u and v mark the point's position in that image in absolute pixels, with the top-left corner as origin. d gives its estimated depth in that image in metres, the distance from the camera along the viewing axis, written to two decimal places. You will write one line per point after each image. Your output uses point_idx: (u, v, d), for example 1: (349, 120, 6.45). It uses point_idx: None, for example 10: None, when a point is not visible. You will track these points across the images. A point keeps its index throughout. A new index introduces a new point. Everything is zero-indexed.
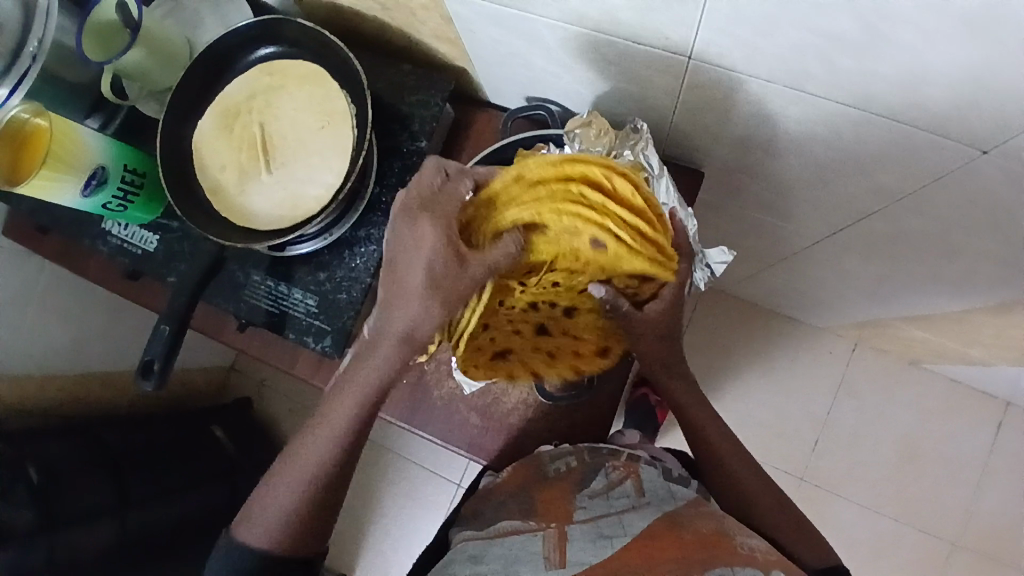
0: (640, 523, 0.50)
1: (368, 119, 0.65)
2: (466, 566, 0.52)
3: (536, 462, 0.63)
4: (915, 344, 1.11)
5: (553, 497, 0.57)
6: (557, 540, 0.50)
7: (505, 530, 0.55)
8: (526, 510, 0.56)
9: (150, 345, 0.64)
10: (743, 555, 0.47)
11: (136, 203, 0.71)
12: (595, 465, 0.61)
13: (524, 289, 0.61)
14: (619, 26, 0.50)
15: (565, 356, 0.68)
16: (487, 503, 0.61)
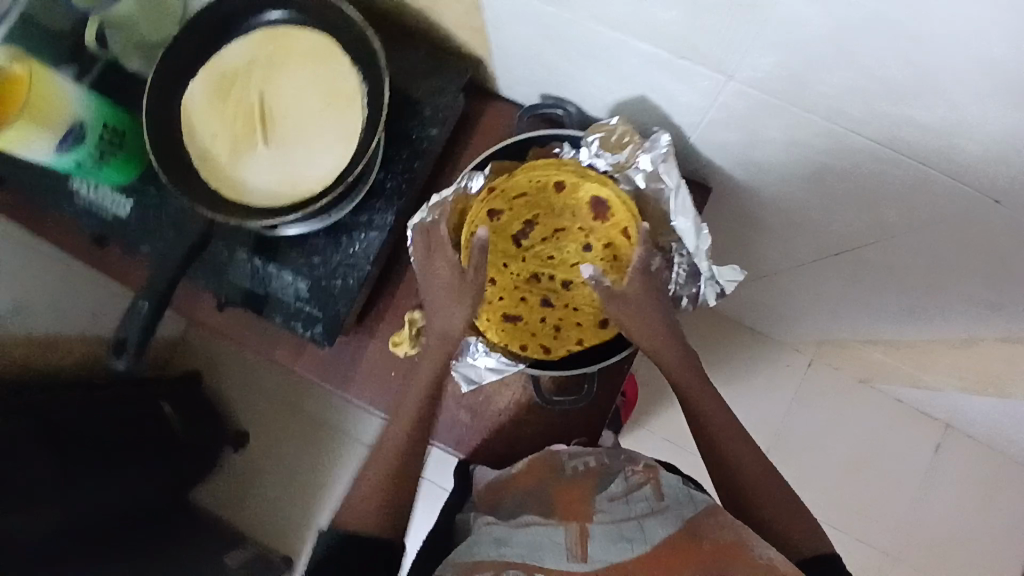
0: (659, 531, 0.53)
1: (384, 100, 0.62)
2: (489, 548, 0.55)
3: (553, 459, 0.65)
4: (872, 365, 1.15)
5: (575, 493, 0.59)
6: (579, 536, 0.53)
7: (527, 521, 0.57)
8: (547, 504, 0.59)
9: (126, 320, 0.62)
10: (754, 561, 0.49)
11: (111, 165, 0.66)
12: (614, 469, 0.62)
13: (520, 256, 0.68)
14: (664, 37, 0.50)
15: (571, 330, 0.67)
16: (506, 497, 0.63)
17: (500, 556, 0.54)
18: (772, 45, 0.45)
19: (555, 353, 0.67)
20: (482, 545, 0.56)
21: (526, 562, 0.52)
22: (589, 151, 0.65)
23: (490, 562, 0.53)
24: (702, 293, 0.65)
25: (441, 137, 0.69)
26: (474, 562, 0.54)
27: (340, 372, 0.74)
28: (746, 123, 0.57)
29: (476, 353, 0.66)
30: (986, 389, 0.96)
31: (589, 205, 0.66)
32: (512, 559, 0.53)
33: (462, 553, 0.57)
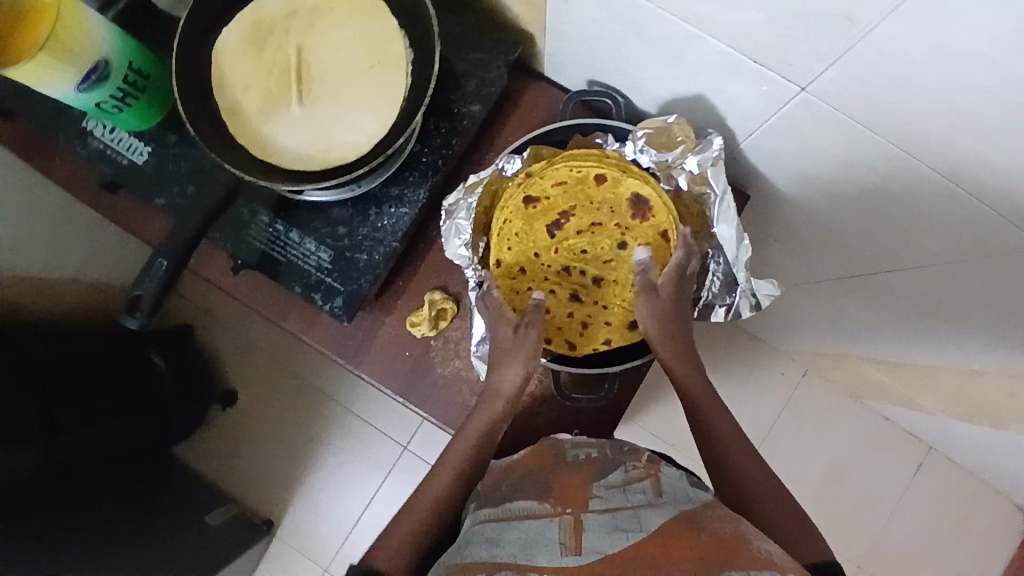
0: (656, 519, 0.43)
1: (433, 71, 0.60)
2: (480, 548, 0.44)
3: (555, 448, 0.57)
4: (866, 383, 1.16)
5: (571, 481, 0.50)
6: (573, 528, 0.43)
7: (519, 511, 0.47)
8: (541, 491, 0.49)
9: (142, 279, 0.61)
10: (763, 559, 0.39)
11: (131, 109, 0.63)
12: (615, 462, 0.53)
13: (553, 246, 0.65)
14: (741, 34, 0.48)
15: (599, 328, 0.66)
16: (504, 480, 0.55)
17: (491, 555, 0.42)
18: (863, 60, 0.44)
19: (580, 351, 0.66)
20: (474, 545, 0.45)
21: (519, 561, 0.41)
22: (634, 146, 0.63)
23: (481, 563, 0.42)
24: (738, 305, 0.64)
25: (483, 114, 0.66)
26: (464, 563, 0.43)
27: (352, 347, 0.72)
28: (808, 133, 0.55)
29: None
30: (978, 419, 0.97)
31: (629, 202, 0.64)
32: (504, 559, 0.42)
33: (452, 557, 0.46)
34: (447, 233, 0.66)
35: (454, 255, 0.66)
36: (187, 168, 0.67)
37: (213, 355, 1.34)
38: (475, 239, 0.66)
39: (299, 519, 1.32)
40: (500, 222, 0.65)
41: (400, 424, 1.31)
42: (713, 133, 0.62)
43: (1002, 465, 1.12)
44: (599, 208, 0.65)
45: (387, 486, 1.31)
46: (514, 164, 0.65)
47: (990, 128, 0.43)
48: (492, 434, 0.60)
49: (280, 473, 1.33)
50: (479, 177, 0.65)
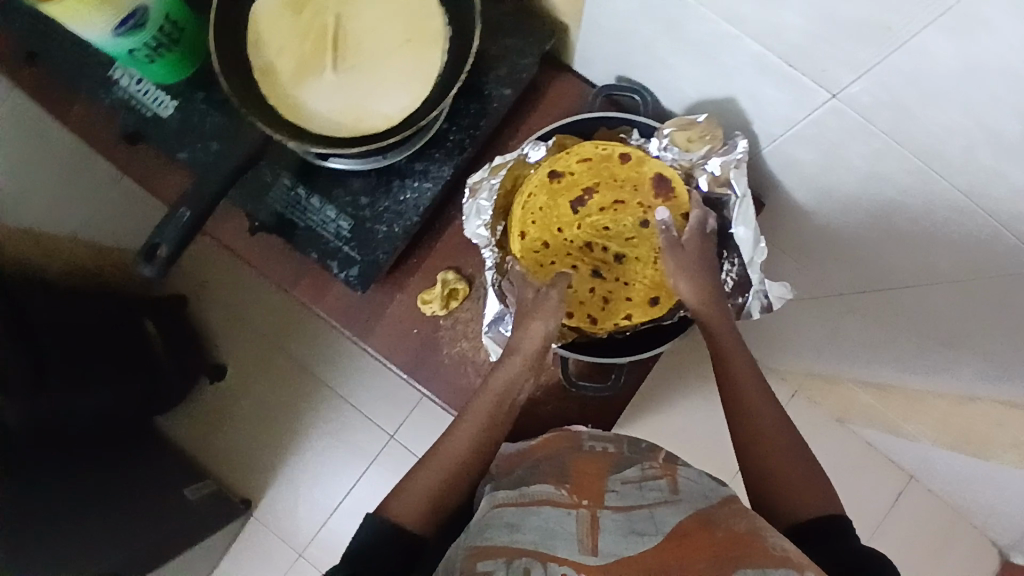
0: (672, 520, 0.43)
1: (472, 51, 0.60)
2: (500, 533, 0.42)
3: (572, 438, 0.57)
4: (851, 407, 1.17)
5: (587, 470, 0.50)
6: (590, 525, 0.42)
7: (536, 495, 0.46)
8: (559, 475, 0.49)
9: (163, 229, 0.59)
10: (777, 556, 0.39)
11: (163, 60, 0.63)
12: (631, 459, 0.53)
13: (576, 221, 0.66)
14: (779, 36, 0.49)
15: (619, 303, 0.66)
16: (521, 463, 0.54)
17: (511, 540, 0.41)
18: (896, 70, 0.46)
19: (602, 325, 0.66)
20: (492, 529, 0.43)
21: (540, 549, 0.40)
22: (659, 143, 0.65)
23: (501, 548, 0.40)
24: (747, 305, 0.65)
25: (513, 99, 0.67)
26: (482, 547, 0.41)
27: (361, 320, 0.72)
28: (834, 143, 0.57)
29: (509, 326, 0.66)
30: (962, 450, 0.98)
31: (652, 181, 0.65)
32: (526, 546, 0.40)
33: (469, 539, 0.43)
34: (467, 212, 0.66)
35: (472, 235, 0.67)
36: (210, 126, 0.67)
37: (205, 328, 1.31)
38: (494, 221, 0.67)
39: (276, 499, 1.30)
40: (525, 195, 0.66)
41: (388, 412, 1.29)
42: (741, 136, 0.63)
43: (981, 498, 1.13)
44: (621, 185, 0.66)
45: (370, 474, 1.29)
46: (537, 147, 0.66)
47: (1016, 148, 0.44)
48: (511, 391, 0.60)
49: (262, 452, 1.31)
50: (504, 160, 0.66)
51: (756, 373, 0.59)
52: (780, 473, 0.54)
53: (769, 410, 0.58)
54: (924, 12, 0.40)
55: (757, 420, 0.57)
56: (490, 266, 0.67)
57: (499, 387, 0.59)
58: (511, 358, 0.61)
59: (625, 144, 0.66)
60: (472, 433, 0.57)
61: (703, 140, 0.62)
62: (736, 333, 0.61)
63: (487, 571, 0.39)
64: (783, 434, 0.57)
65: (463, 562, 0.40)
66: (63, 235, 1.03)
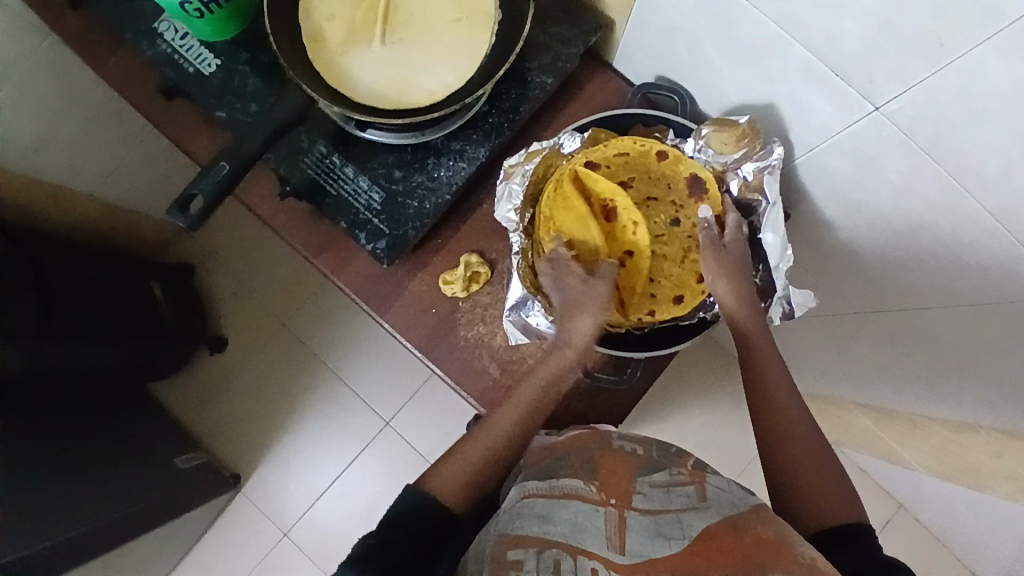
0: (700, 523, 0.42)
1: (522, 34, 0.61)
2: (530, 524, 0.42)
3: (601, 436, 0.55)
4: (847, 433, 1.17)
5: (615, 469, 0.48)
6: (618, 523, 0.42)
7: (564, 489, 0.45)
8: (587, 471, 0.48)
9: (201, 180, 0.59)
10: (805, 564, 0.40)
11: (210, 17, 0.63)
12: (659, 463, 0.51)
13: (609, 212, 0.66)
14: (831, 44, 0.50)
15: (644, 298, 0.66)
16: (548, 455, 0.53)
17: (541, 531, 0.41)
18: (945, 86, 0.46)
19: (625, 318, 0.66)
20: (521, 518, 0.43)
21: (570, 542, 0.40)
22: (695, 144, 0.66)
23: (533, 538, 0.40)
24: (769, 310, 0.67)
25: (554, 87, 0.68)
26: (512, 535, 0.41)
27: (380, 295, 0.72)
28: (871, 157, 0.58)
29: (530, 312, 0.68)
30: (958, 482, 0.98)
31: (687, 181, 0.66)
32: (555, 538, 0.40)
33: (499, 528, 0.43)
34: (500, 195, 0.68)
35: (502, 218, 0.68)
36: (250, 88, 0.68)
37: (210, 297, 1.30)
38: (524, 207, 0.68)
39: (265, 476, 1.29)
40: (558, 182, 0.66)
41: (387, 397, 1.29)
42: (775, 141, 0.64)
43: (970, 533, 1.13)
44: (656, 181, 0.66)
45: (363, 458, 1.28)
46: (573, 137, 0.67)
47: None
48: (557, 383, 0.62)
49: (254, 427, 1.30)
50: (540, 147, 0.67)
51: (789, 379, 0.60)
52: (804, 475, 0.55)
53: (797, 413, 0.58)
54: (981, 27, 0.41)
55: (785, 422, 0.58)
56: (516, 251, 0.67)
57: (549, 376, 0.61)
58: (562, 350, 0.62)
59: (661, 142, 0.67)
60: (517, 418, 0.59)
61: (739, 143, 0.63)
62: (773, 345, 0.62)
63: (517, 560, 0.39)
64: (811, 440, 0.57)
65: (494, 548, 0.41)
66: (80, 195, 0.99)
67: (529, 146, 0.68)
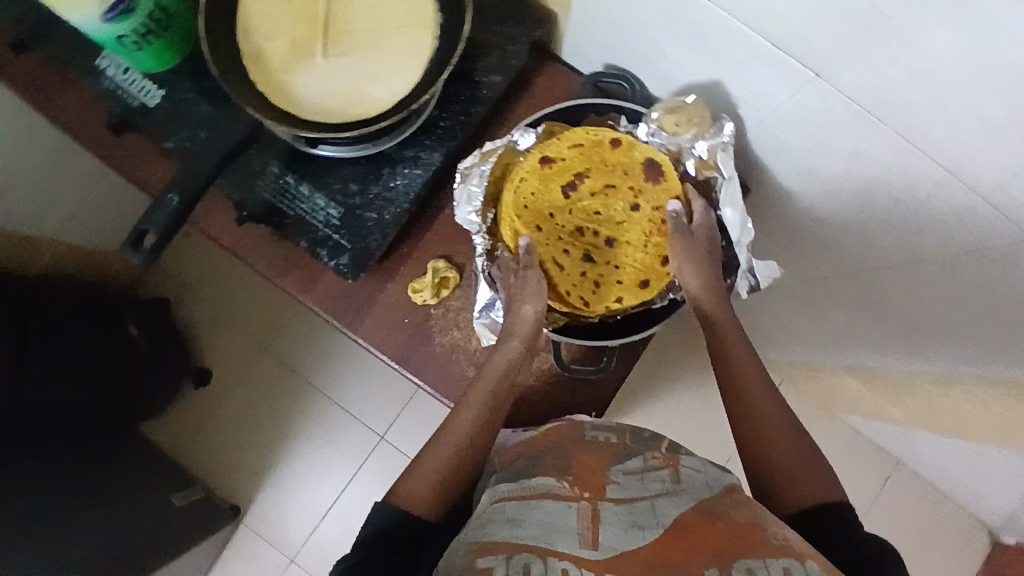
0: (672, 512, 0.43)
1: (462, 34, 0.61)
2: (501, 529, 0.42)
3: (574, 428, 0.56)
4: (839, 396, 1.15)
5: (590, 462, 0.50)
6: (590, 519, 0.42)
7: (538, 492, 0.46)
8: (561, 468, 0.49)
9: (150, 214, 0.59)
10: (779, 547, 0.40)
11: (149, 48, 0.62)
12: (634, 450, 0.52)
13: (567, 206, 0.66)
14: (767, 16, 0.50)
15: (610, 286, 0.66)
16: (520, 454, 0.55)
17: (514, 535, 0.41)
18: (881, 46, 0.47)
19: (594, 308, 0.66)
20: (493, 523, 0.43)
21: (540, 544, 0.40)
22: (648, 128, 0.66)
23: (503, 542, 0.41)
24: (735, 285, 0.67)
25: (503, 85, 0.68)
26: (484, 542, 0.41)
27: (351, 309, 0.71)
28: (821, 124, 0.58)
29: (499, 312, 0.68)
30: (950, 434, 0.98)
31: (643, 165, 0.66)
32: (526, 541, 0.40)
33: (469, 535, 0.43)
34: (460, 198, 0.67)
35: (463, 221, 0.67)
36: (200, 115, 0.68)
37: (190, 330, 1.29)
38: (485, 208, 0.67)
39: (265, 503, 1.27)
40: (516, 181, 0.66)
41: (379, 412, 1.28)
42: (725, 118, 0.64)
43: (970, 483, 1.13)
44: (611, 169, 0.66)
45: (362, 476, 1.27)
46: (524, 133, 0.66)
47: (1000, 124, 0.46)
48: (510, 373, 0.62)
49: (249, 456, 1.29)
50: (494, 146, 0.66)
51: (763, 374, 0.60)
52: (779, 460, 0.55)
53: (773, 407, 0.58)
54: None
55: (765, 416, 0.58)
56: (480, 252, 0.67)
57: (501, 367, 0.62)
58: (507, 341, 0.63)
59: (613, 129, 0.67)
60: (477, 413, 0.59)
61: (691, 123, 0.63)
62: (742, 332, 0.63)
63: (487, 567, 0.39)
64: (790, 433, 0.57)
65: (464, 557, 0.41)
66: (47, 238, 0.96)
67: (484, 147, 0.68)
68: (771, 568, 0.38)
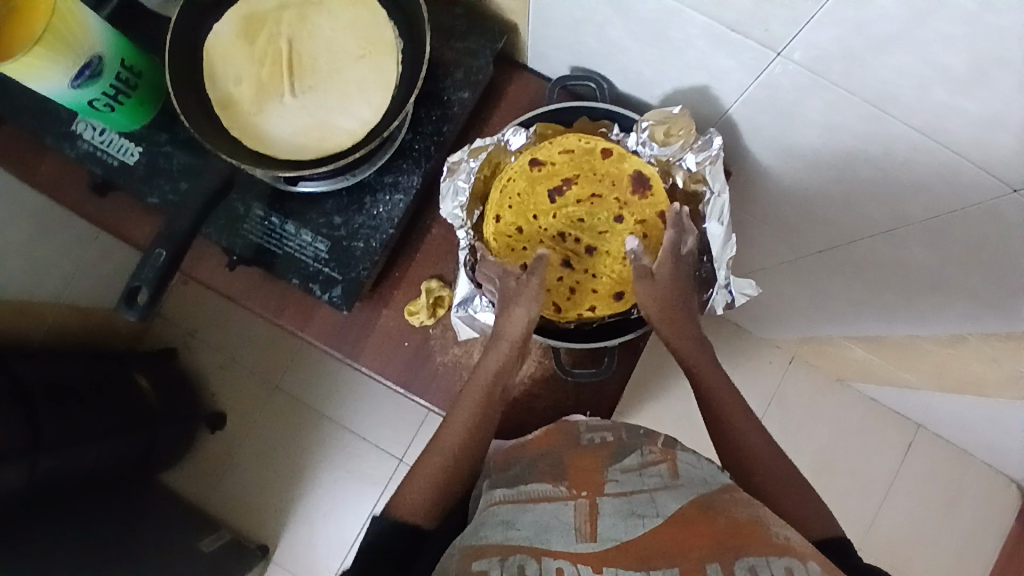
0: (671, 504, 0.45)
1: (424, 56, 0.62)
2: (495, 531, 0.44)
3: (570, 431, 0.57)
4: (850, 366, 1.14)
5: (584, 464, 0.51)
6: (588, 512, 0.44)
7: (535, 495, 0.47)
8: (556, 474, 0.50)
9: (140, 270, 0.59)
10: (777, 544, 0.40)
11: (122, 108, 0.64)
12: (630, 446, 0.54)
13: (552, 210, 0.67)
14: (724, 9, 0.51)
15: (585, 293, 0.67)
16: (518, 458, 0.56)
17: (506, 538, 0.43)
18: (839, 19, 0.46)
19: (566, 314, 0.67)
20: (486, 528, 0.45)
21: (534, 545, 0.41)
22: (638, 137, 0.66)
23: (497, 546, 0.42)
24: (712, 300, 0.68)
25: (472, 101, 0.69)
26: (477, 547, 0.43)
27: (351, 339, 0.72)
28: (791, 101, 0.58)
29: (477, 308, 0.68)
30: (968, 393, 0.97)
31: (631, 178, 0.66)
32: (519, 542, 0.42)
33: (465, 540, 0.45)
34: (445, 192, 0.68)
35: (449, 216, 0.68)
36: (180, 166, 0.69)
37: (199, 376, 1.29)
38: (471, 204, 0.68)
39: (290, 538, 1.27)
40: (504, 181, 0.67)
41: (395, 435, 1.28)
42: (715, 133, 0.65)
43: (995, 440, 1.11)
44: (599, 180, 0.66)
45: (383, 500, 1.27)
46: (516, 131, 0.67)
47: (961, 79, 0.46)
48: (501, 378, 0.62)
49: (269, 493, 1.28)
50: (484, 143, 0.67)
51: (746, 412, 0.62)
52: (768, 476, 0.58)
53: (756, 437, 0.60)
54: None
55: (750, 448, 0.60)
56: (465, 247, 0.68)
57: (491, 373, 0.62)
58: (497, 345, 0.63)
59: (607, 137, 0.68)
60: (469, 420, 0.60)
61: (680, 135, 0.65)
62: (723, 375, 0.64)
63: (481, 570, 0.40)
64: (773, 458, 0.59)
65: (459, 560, 0.42)
66: (46, 302, 0.97)
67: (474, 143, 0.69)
68: (773, 566, 0.38)
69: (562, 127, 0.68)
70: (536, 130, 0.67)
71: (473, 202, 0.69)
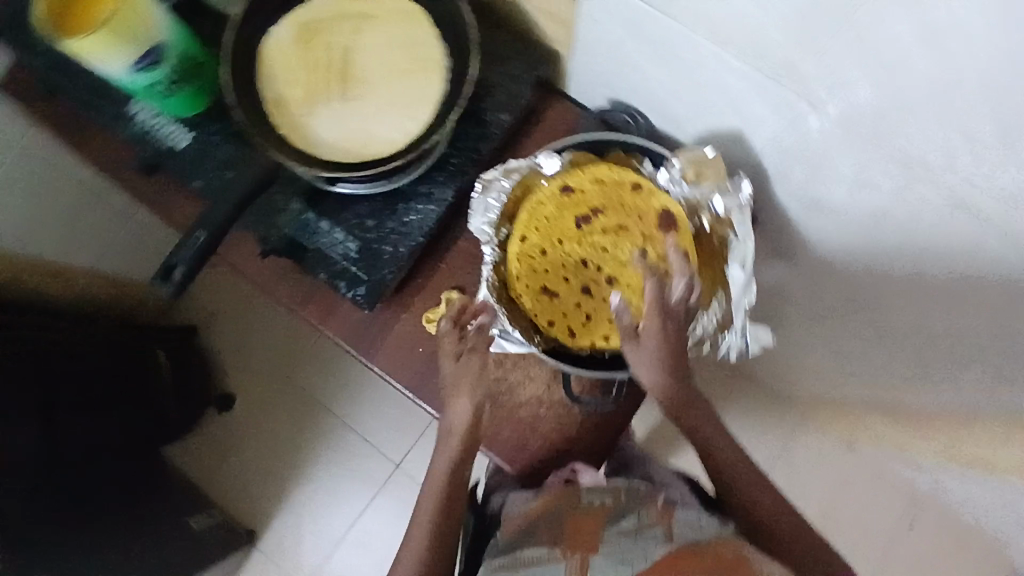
0: (659, 551, 0.47)
1: (469, 75, 0.64)
2: None
3: (569, 493, 0.59)
4: (860, 426, 1.12)
5: (582, 526, 0.53)
6: (580, 566, 0.48)
7: (528, 557, 0.50)
8: (553, 536, 0.52)
9: (178, 251, 0.62)
10: None
11: (180, 95, 0.68)
12: (628, 507, 0.55)
13: (578, 236, 0.68)
14: (762, 59, 0.53)
15: (601, 321, 0.68)
16: (517, 525, 0.57)
17: None
18: (874, 78, 0.48)
19: (579, 340, 0.68)
20: None
21: None
22: (668, 174, 0.68)
23: None
24: (728, 343, 0.68)
25: (511, 123, 0.71)
26: None
27: (367, 340, 0.73)
28: (821, 155, 0.59)
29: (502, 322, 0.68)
30: (977, 469, 0.95)
31: (658, 214, 0.68)
32: None
33: None
34: (475, 208, 0.69)
35: (476, 230, 0.69)
36: (225, 155, 0.72)
37: (215, 357, 1.32)
38: (500, 222, 0.69)
39: (280, 528, 1.28)
40: (534, 203, 0.69)
41: (394, 440, 1.28)
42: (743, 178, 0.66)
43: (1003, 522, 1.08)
44: (626, 213, 0.68)
45: (376, 502, 1.27)
46: (550, 156, 0.68)
47: (991, 144, 0.46)
48: (458, 472, 0.64)
49: (265, 481, 1.30)
50: (519, 165, 0.68)
51: (754, 469, 0.63)
52: (774, 532, 0.61)
53: (762, 494, 0.62)
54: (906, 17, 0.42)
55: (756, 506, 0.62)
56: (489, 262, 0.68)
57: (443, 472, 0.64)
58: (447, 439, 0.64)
59: (638, 172, 0.69)
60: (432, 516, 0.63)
61: (710, 177, 0.66)
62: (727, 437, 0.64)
63: None
64: (779, 510, 0.62)
65: None
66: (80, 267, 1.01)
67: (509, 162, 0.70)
68: None
69: (595, 157, 0.70)
70: (570, 157, 0.69)
71: (500, 217, 0.69)
